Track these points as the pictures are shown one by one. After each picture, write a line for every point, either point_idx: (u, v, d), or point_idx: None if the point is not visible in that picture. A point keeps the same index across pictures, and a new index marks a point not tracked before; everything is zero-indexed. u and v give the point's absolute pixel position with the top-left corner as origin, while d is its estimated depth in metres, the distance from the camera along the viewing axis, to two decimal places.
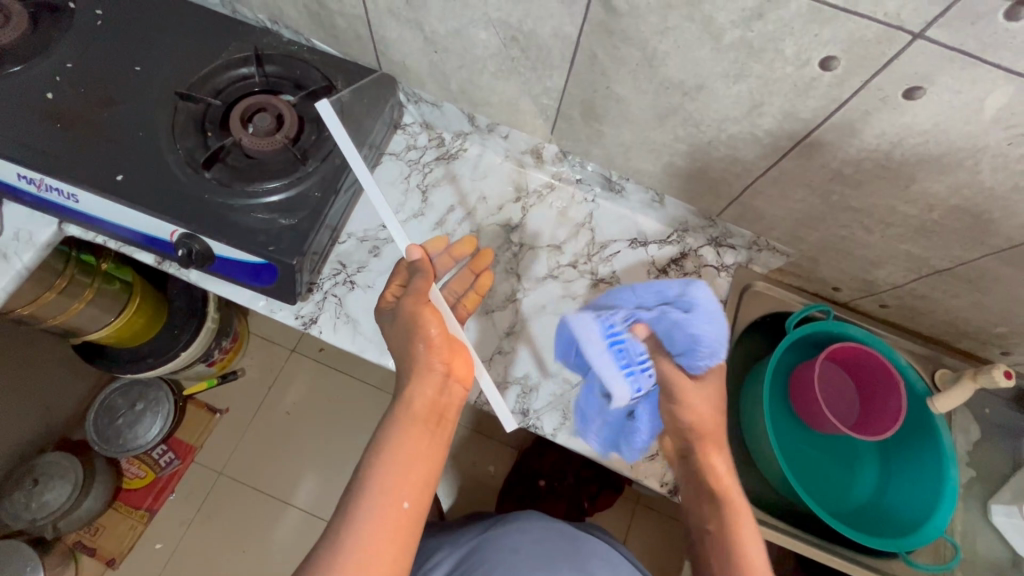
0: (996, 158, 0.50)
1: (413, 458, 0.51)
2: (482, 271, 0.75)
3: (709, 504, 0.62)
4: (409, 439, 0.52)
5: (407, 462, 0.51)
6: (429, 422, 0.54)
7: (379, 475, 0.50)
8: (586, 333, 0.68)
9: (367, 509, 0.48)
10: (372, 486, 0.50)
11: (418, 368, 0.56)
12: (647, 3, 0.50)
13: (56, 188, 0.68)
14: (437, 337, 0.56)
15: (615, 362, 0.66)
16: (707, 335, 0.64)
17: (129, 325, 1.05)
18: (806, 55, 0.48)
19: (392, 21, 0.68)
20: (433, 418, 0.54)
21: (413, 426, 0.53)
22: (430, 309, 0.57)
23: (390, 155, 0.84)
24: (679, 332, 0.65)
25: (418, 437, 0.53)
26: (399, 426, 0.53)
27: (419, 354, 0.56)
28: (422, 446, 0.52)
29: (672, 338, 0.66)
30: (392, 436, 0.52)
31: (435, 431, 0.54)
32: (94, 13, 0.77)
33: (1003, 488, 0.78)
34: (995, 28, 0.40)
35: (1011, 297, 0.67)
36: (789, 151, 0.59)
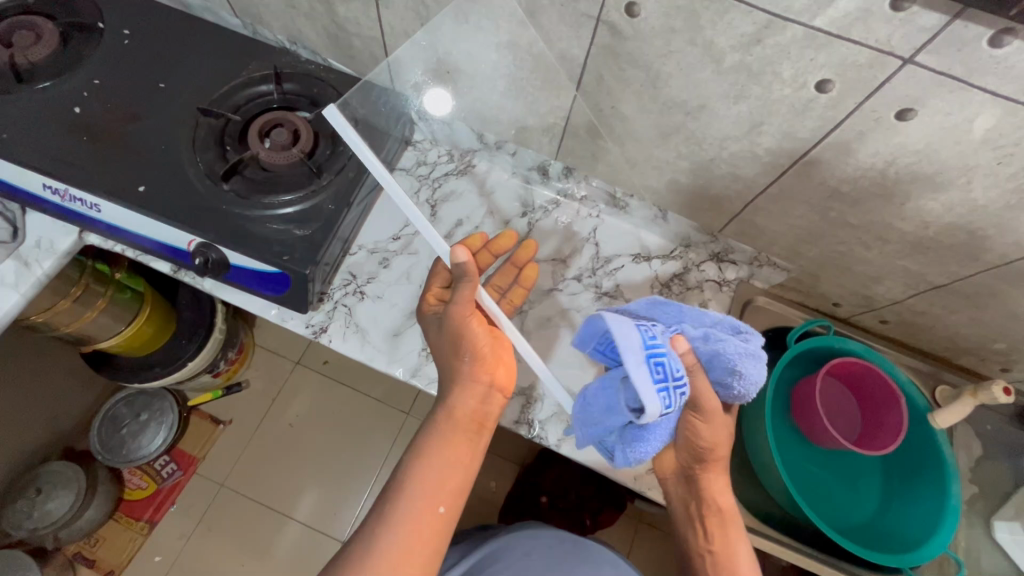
0: (987, 178, 0.52)
1: (451, 464, 0.54)
2: (524, 263, 0.78)
3: (708, 527, 0.64)
4: (449, 445, 0.55)
5: (447, 467, 0.54)
6: (470, 430, 0.57)
7: (420, 478, 0.53)
8: (623, 333, 0.52)
9: (407, 510, 0.51)
10: (412, 487, 0.52)
11: (463, 378, 0.58)
12: (652, 27, 0.53)
13: (80, 198, 0.70)
14: (483, 346, 0.58)
15: (649, 374, 0.50)
16: (755, 371, 0.55)
17: (138, 337, 1.07)
18: (802, 78, 0.50)
19: (406, 41, 0.71)
20: (474, 428, 0.57)
21: (454, 432, 0.56)
22: (477, 319, 0.58)
23: (401, 170, 0.80)
24: (733, 358, 0.54)
25: (459, 444, 0.55)
26: (440, 431, 0.56)
27: (465, 365, 0.58)
28: (462, 453, 0.55)
29: (715, 366, 0.56)
30: (433, 441, 0.55)
31: (474, 439, 0.57)
32: (122, 33, 0.80)
33: (1005, 504, 0.78)
34: (981, 54, 0.42)
35: (1007, 313, 0.68)
36: (787, 169, 0.61)
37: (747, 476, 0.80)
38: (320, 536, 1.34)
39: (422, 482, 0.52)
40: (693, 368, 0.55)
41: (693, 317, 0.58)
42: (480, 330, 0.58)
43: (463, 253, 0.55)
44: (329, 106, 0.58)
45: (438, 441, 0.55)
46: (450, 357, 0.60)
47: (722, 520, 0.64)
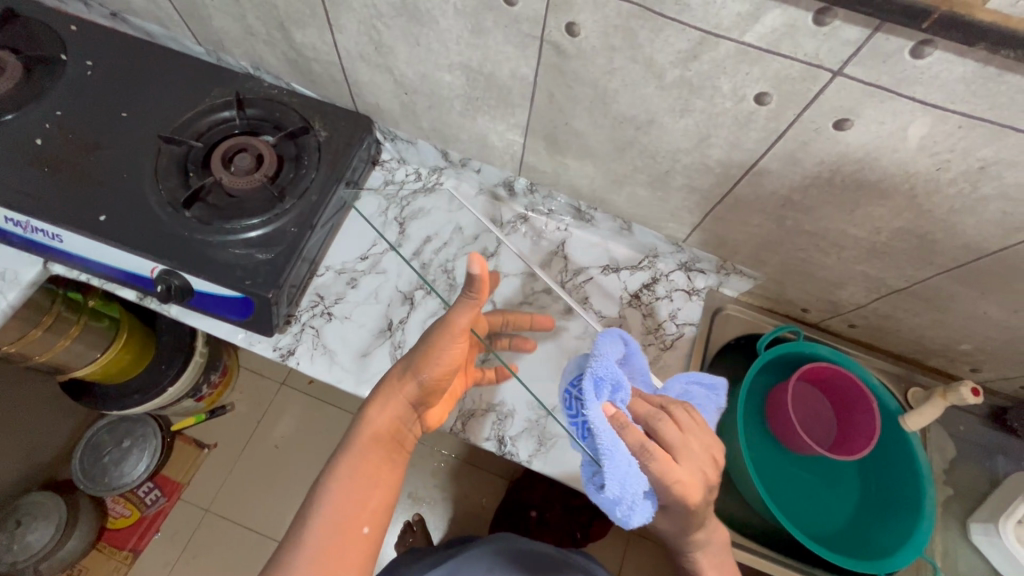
0: (930, 183, 0.52)
1: (367, 476, 0.56)
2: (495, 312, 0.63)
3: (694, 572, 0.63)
4: (368, 458, 0.57)
5: (359, 479, 0.55)
6: (391, 449, 0.58)
7: (344, 496, 0.54)
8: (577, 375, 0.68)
9: (326, 536, 0.52)
10: (333, 512, 0.53)
11: (395, 396, 0.60)
12: (593, 46, 0.54)
13: (42, 229, 0.71)
14: (459, 352, 0.61)
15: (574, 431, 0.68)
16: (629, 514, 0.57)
17: (109, 373, 1.07)
18: (741, 91, 0.51)
19: (363, 65, 0.72)
20: (394, 448, 0.59)
21: (369, 451, 0.57)
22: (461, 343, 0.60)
23: (369, 190, 0.87)
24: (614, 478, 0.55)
25: (377, 460, 0.57)
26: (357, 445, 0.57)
27: (426, 375, 0.60)
28: (382, 471, 0.57)
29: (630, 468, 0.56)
30: (351, 463, 0.56)
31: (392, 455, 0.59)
32: (85, 64, 0.81)
33: (981, 505, 0.78)
34: (905, 65, 0.43)
35: (968, 315, 0.69)
36: (740, 179, 0.62)
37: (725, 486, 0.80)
38: None
39: (343, 508, 0.53)
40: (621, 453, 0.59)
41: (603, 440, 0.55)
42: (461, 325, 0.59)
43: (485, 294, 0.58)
44: None
45: (355, 463, 0.56)
46: (412, 368, 0.60)
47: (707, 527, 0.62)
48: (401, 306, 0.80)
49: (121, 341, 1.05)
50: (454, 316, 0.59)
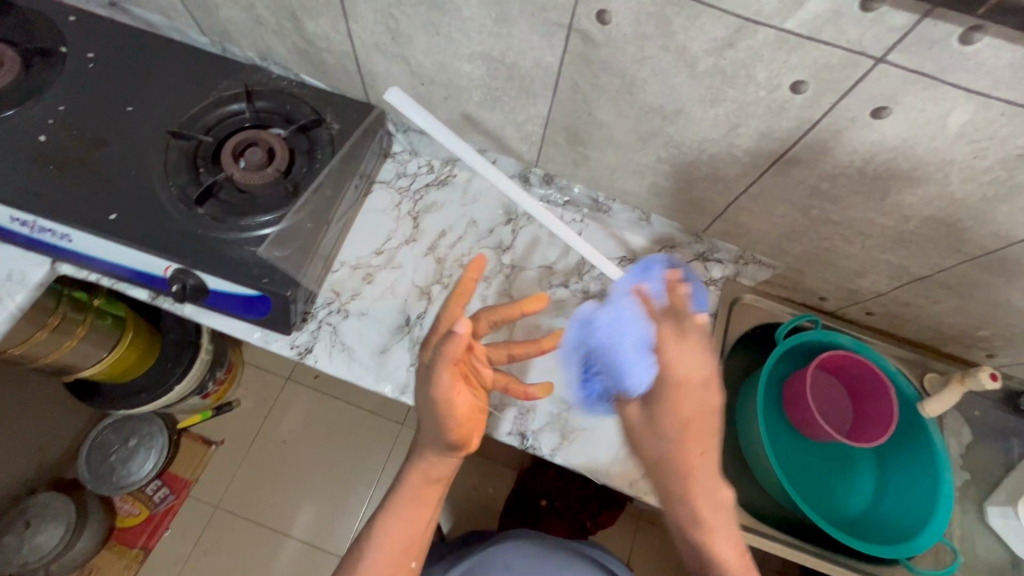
0: (964, 171, 0.52)
1: (414, 518, 0.63)
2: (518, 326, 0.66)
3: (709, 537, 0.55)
4: (419, 504, 0.64)
5: (407, 523, 0.63)
6: (437, 490, 0.65)
7: (395, 535, 0.62)
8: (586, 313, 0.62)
9: (385, 565, 0.62)
10: (389, 547, 0.62)
11: (437, 450, 0.63)
12: (624, 34, 0.52)
13: (50, 229, 0.69)
14: (462, 404, 0.59)
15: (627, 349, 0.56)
16: (624, 375, 0.55)
17: (110, 376, 1.06)
18: (777, 79, 0.50)
19: (378, 55, 0.70)
20: (438, 488, 0.65)
21: (422, 494, 0.64)
22: (457, 391, 0.58)
23: (381, 183, 0.86)
24: (627, 353, 0.55)
25: (423, 506, 0.64)
26: (408, 493, 0.64)
27: (449, 432, 0.60)
28: (431, 508, 0.64)
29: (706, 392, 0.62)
30: (403, 504, 0.63)
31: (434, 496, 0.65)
32: (86, 56, 0.78)
33: (998, 489, 0.79)
34: (951, 51, 0.42)
35: (990, 302, 0.69)
36: (767, 168, 0.61)
37: (743, 473, 0.81)
38: (319, 552, 1.32)
39: (396, 542, 0.62)
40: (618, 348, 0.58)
41: (619, 314, 0.57)
42: (453, 386, 0.57)
43: (466, 326, 0.53)
44: (395, 90, 0.57)
45: (407, 504, 0.63)
46: (433, 425, 0.60)
47: (703, 490, 0.54)
48: (419, 301, 0.80)
49: (120, 348, 1.02)
50: (442, 382, 0.56)
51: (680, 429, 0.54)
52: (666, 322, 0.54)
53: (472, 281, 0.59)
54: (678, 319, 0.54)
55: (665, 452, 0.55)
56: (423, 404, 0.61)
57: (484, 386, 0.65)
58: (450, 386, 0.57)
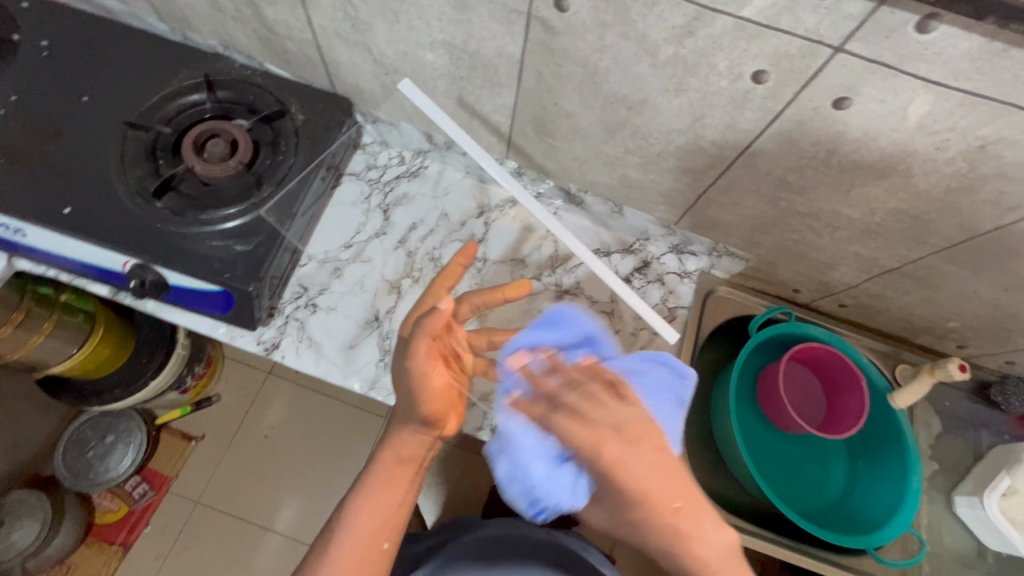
0: (926, 163, 0.51)
1: (385, 498, 0.61)
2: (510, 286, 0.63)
3: None
4: (390, 482, 0.61)
5: (379, 503, 0.60)
6: (407, 471, 0.62)
7: (365, 512, 0.60)
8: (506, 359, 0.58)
9: (353, 550, 0.58)
10: (359, 527, 0.59)
11: (410, 424, 0.62)
12: (583, 22, 0.51)
13: (2, 223, 0.67)
14: (442, 383, 0.59)
15: (543, 449, 0.52)
16: (561, 504, 0.53)
17: (81, 374, 1.05)
18: (738, 69, 0.49)
19: (340, 43, 0.68)
20: (410, 468, 0.63)
21: (389, 474, 0.61)
22: (436, 368, 0.58)
23: (350, 175, 0.84)
24: (540, 476, 0.52)
25: (394, 483, 0.61)
26: (377, 469, 0.62)
27: (421, 407, 0.60)
28: (400, 489, 0.62)
29: (656, 394, 0.56)
30: (374, 481, 0.61)
31: (404, 475, 0.62)
32: (40, 44, 0.76)
33: (966, 479, 0.80)
34: (908, 40, 0.41)
35: (959, 293, 0.69)
36: (734, 160, 0.60)
37: (716, 466, 0.81)
38: (300, 547, 1.32)
39: (365, 524, 0.60)
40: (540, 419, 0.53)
41: (508, 444, 0.54)
42: (431, 357, 0.58)
43: (445, 304, 0.59)
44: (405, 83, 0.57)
45: (376, 486, 0.61)
46: (407, 400, 0.60)
47: (638, 482, 0.49)
48: (388, 295, 0.79)
49: (88, 350, 1.00)
50: (418, 354, 0.57)
51: (662, 525, 0.49)
52: (556, 421, 0.51)
53: (458, 266, 0.62)
54: (557, 395, 0.53)
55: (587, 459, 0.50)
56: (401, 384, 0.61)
57: (467, 370, 0.66)
58: (427, 361, 0.58)
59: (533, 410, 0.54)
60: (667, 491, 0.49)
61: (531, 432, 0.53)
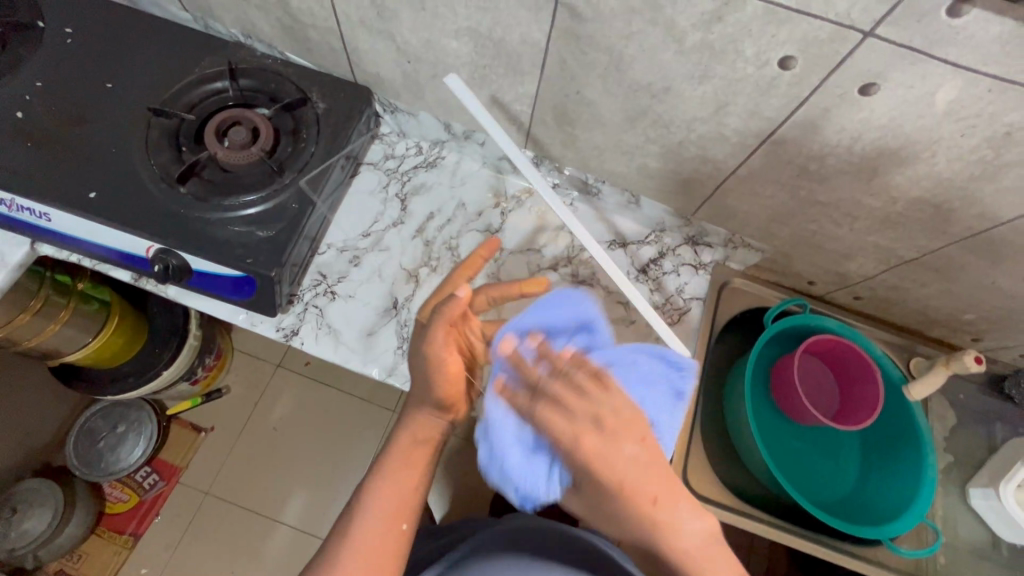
0: (950, 150, 0.52)
1: (402, 479, 0.61)
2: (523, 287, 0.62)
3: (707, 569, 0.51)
4: (409, 463, 0.62)
5: (398, 484, 0.61)
6: (423, 453, 0.63)
7: (386, 494, 0.60)
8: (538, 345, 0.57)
9: (376, 531, 0.59)
10: (379, 506, 0.60)
11: (426, 406, 0.63)
12: (611, 8, 0.51)
13: (28, 207, 0.67)
14: (454, 367, 0.59)
15: (520, 453, 0.53)
16: (536, 494, 0.54)
17: (96, 362, 1.05)
18: (765, 55, 0.49)
19: (363, 32, 0.69)
20: (426, 450, 0.64)
21: (408, 455, 0.62)
22: (449, 352, 0.59)
23: (368, 165, 0.85)
24: (514, 464, 0.53)
25: (412, 464, 0.62)
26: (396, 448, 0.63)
27: (436, 390, 0.61)
28: (418, 471, 0.62)
29: (652, 392, 0.55)
30: (393, 460, 0.62)
31: (420, 457, 0.63)
32: (64, 31, 0.76)
33: (980, 471, 0.80)
34: (939, 24, 0.42)
35: (977, 285, 0.69)
36: (756, 148, 0.61)
37: (731, 457, 0.81)
38: (309, 538, 1.32)
39: (387, 504, 0.60)
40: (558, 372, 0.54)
41: (490, 428, 0.54)
42: (447, 343, 0.58)
43: (466, 291, 0.57)
44: (455, 78, 0.53)
45: (395, 467, 0.62)
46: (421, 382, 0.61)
47: (673, 522, 0.51)
48: (406, 284, 0.79)
49: (103, 339, 1.01)
50: (435, 340, 0.58)
51: (647, 507, 0.51)
52: (540, 407, 0.52)
53: (480, 257, 0.63)
54: (547, 380, 0.53)
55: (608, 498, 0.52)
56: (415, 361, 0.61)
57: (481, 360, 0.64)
58: (443, 345, 0.58)
59: (518, 397, 0.53)
60: (693, 541, 0.51)
61: (515, 419, 0.53)
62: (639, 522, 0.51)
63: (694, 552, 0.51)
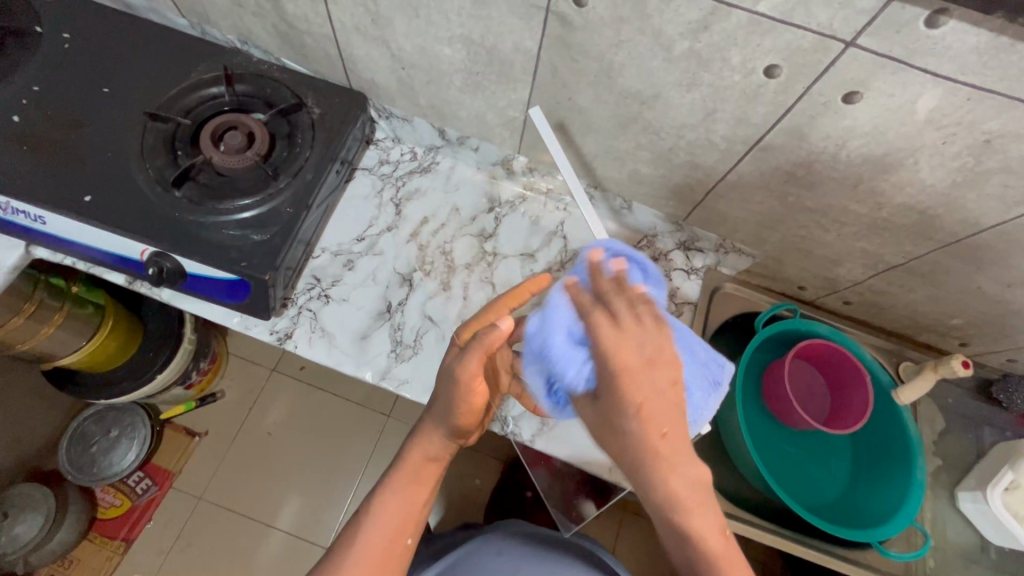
0: (933, 157, 0.53)
1: (409, 497, 0.61)
2: None
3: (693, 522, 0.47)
4: (418, 480, 0.61)
5: (405, 503, 0.60)
6: (433, 469, 0.63)
7: (391, 511, 0.60)
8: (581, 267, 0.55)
9: (379, 548, 0.58)
10: (384, 522, 0.59)
11: (444, 428, 0.61)
12: (600, 17, 0.53)
13: (23, 211, 0.68)
14: (476, 398, 0.59)
15: (566, 336, 0.51)
16: (566, 377, 0.52)
17: (89, 366, 1.05)
18: (751, 64, 0.50)
19: (358, 38, 0.70)
20: (437, 466, 0.63)
21: (418, 471, 0.62)
22: (478, 383, 0.57)
23: (363, 170, 0.86)
24: (558, 347, 0.51)
25: (420, 483, 0.62)
26: (406, 467, 0.61)
27: (455, 417, 0.60)
28: (426, 487, 0.62)
29: (699, 368, 0.54)
30: (401, 478, 0.61)
31: (429, 475, 0.62)
32: (61, 36, 0.77)
33: (969, 475, 0.81)
34: (918, 35, 0.43)
35: (963, 290, 0.70)
36: (744, 155, 0.61)
37: (723, 461, 0.82)
38: (303, 544, 1.32)
39: (392, 518, 0.60)
40: (597, 300, 0.51)
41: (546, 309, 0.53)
42: (478, 372, 0.56)
43: (508, 325, 0.55)
44: (538, 109, 0.62)
45: (404, 483, 0.61)
46: (444, 407, 0.60)
47: (670, 467, 0.47)
48: (400, 287, 0.80)
49: (96, 343, 1.00)
50: (468, 367, 0.55)
51: (648, 449, 0.47)
52: (593, 313, 0.49)
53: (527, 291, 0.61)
54: (615, 293, 0.51)
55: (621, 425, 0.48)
56: (442, 386, 0.59)
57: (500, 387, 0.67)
58: (474, 373, 0.56)
59: (582, 298, 0.51)
60: (686, 486, 0.47)
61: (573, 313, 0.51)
62: (637, 463, 0.48)
63: (682, 497, 0.47)
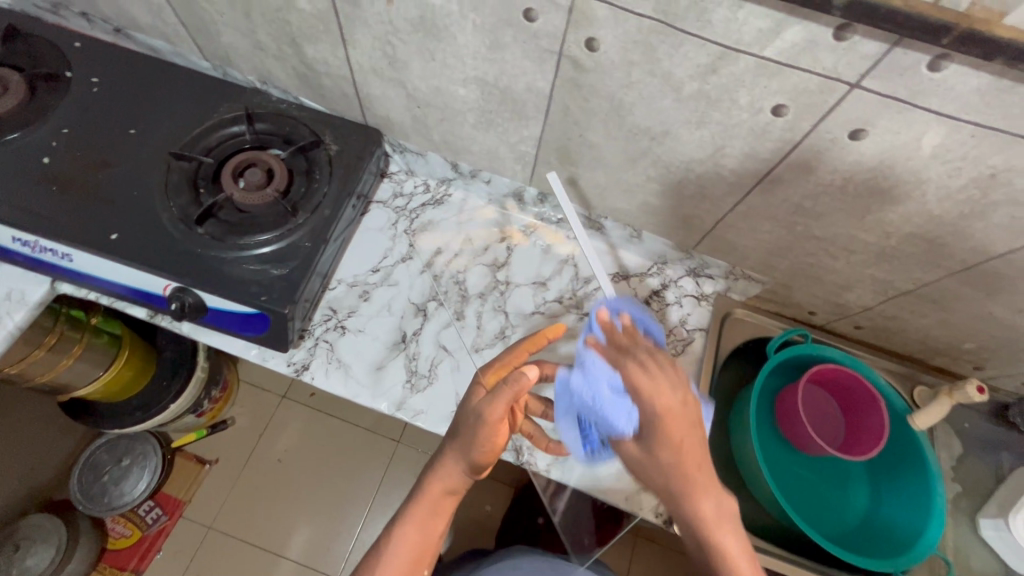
0: (939, 190, 0.54)
1: (424, 528, 0.61)
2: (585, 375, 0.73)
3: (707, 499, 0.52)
4: (436, 512, 0.62)
5: (423, 532, 0.61)
6: (451, 501, 0.63)
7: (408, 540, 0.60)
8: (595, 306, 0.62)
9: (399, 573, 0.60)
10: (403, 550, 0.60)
11: (462, 462, 0.60)
12: (611, 60, 0.55)
13: (51, 249, 0.70)
14: (500, 439, 0.61)
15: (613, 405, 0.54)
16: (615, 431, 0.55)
17: (105, 396, 1.06)
18: (758, 103, 0.52)
19: (375, 79, 0.72)
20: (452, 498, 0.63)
21: (435, 505, 0.61)
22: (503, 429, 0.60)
23: (378, 203, 0.88)
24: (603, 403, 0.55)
25: (436, 514, 0.62)
26: (420, 500, 0.61)
27: (476, 452, 0.60)
28: (444, 520, 0.62)
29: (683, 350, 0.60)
30: (420, 509, 0.61)
31: (444, 507, 0.62)
32: (90, 81, 0.80)
33: (988, 501, 0.80)
34: (922, 77, 0.44)
35: (975, 315, 0.70)
36: (752, 187, 0.63)
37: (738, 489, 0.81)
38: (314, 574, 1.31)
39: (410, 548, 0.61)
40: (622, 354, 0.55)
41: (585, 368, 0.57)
42: (502, 415, 0.59)
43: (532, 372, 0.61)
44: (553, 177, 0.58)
45: (422, 515, 0.61)
46: (465, 443, 0.60)
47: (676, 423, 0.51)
48: (415, 317, 0.81)
49: (113, 372, 1.02)
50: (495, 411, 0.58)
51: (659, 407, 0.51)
52: (626, 363, 0.53)
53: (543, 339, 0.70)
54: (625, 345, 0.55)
55: (665, 459, 0.52)
56: (465, 419, 0.61)
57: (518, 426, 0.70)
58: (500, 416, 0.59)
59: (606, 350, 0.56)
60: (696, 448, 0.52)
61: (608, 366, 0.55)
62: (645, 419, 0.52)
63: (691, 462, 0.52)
